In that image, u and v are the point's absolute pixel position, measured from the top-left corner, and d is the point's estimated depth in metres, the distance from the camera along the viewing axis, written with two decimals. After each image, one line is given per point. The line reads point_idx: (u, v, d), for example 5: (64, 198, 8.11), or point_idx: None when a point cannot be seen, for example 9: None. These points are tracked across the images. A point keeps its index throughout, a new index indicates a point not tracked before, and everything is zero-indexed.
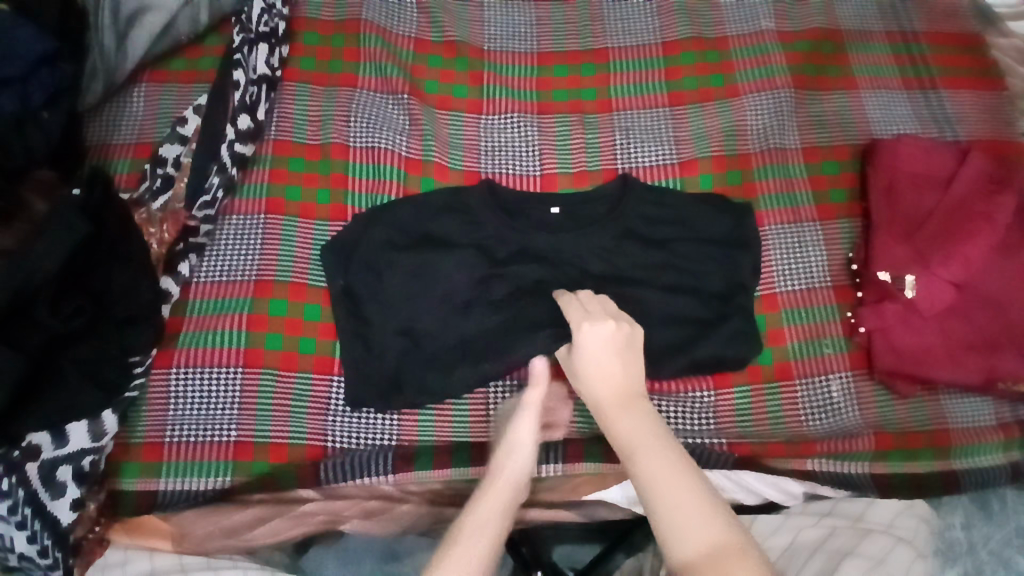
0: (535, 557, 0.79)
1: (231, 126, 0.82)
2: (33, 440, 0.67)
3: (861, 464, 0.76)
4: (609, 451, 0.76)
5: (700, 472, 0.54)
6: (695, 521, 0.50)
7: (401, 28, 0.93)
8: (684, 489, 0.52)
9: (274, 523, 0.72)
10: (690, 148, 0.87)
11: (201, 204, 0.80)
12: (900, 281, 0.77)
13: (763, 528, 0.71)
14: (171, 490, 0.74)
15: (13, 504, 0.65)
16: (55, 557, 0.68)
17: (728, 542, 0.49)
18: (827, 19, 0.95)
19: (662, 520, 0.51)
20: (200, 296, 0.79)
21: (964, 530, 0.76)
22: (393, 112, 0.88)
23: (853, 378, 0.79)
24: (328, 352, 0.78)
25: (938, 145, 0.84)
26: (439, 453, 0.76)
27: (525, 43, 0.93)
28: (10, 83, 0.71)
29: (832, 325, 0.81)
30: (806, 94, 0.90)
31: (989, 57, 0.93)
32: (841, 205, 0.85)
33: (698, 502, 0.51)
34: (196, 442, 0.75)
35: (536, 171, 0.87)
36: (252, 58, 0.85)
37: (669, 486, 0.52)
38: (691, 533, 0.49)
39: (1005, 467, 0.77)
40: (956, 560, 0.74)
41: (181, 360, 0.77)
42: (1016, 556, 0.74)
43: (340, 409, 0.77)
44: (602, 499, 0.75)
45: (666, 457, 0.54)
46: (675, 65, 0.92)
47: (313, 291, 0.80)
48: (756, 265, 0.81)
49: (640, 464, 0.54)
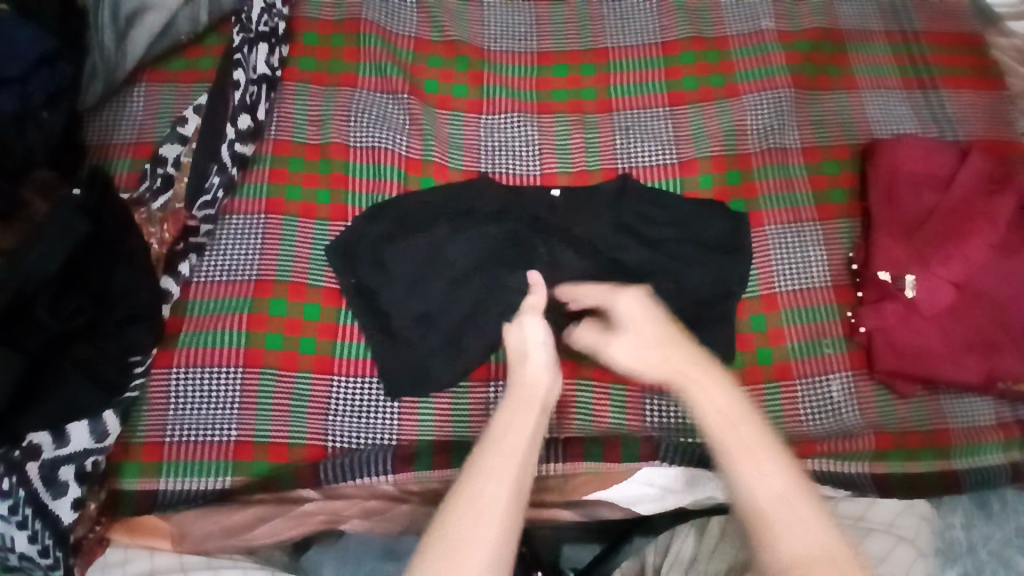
0: (534, 557, 0.80)
1: (231, 126, 0.83)
2: (34, 440, 0.67)
3: (861, 464, 0.76)
4: (609, 450, 0.76)
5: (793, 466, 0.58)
6: (795, 524, 0.54)
7: (401, 28, 0.93)
8: (754, 458, 0.57)
9: (274, 523, 0.73)
10: (690, 148, 0.87)
11: (201, 204, 0.80)
12: (900, 280, 0.77)
13: None
14: (172, 489, 0.74)
15: (13, 504, 0.65)
16: (55, 557, 0.68)
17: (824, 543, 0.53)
18: (827, 18, 0.94)
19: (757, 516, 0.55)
20: (200, 296, 0.79)
21: (964, 530, 0.79)
22: (393, 112, 0.88)
23: (853, 377, 0.79)
24: (328, 351, 0.78)
25: (939, 145, 0.84)
26: (439, 452, 0.76)
27: (524, 43, 0.93)
28: (10, 84, 0.71)
29: (832, 325, 0.80)
30: (807, 93, 0.90)
31: (989, 57, 0.93)
32: (841, 204, 0.85)
33: (771, 470, 0.57)
34: (196, 442, 0.75)
35: (536, 171, 0.87)
36: (252, 57, 0.85)
37: (737, 457, 0.58)
38: (792, 533, 0.53)
39: (1005, 467, 0.77)
40: (955, 561, 0.79)
41: (181, 359, 0.77)
42: (1015, 555, 0.79)
43: (340, 409, 0.77)
44: (602, 499, 0.75)
45: (758, 453, 0.58)
46: (675, 64, 0.92)
47: (313, 290, 0.80)
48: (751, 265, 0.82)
49: (733, 460, 0.58)
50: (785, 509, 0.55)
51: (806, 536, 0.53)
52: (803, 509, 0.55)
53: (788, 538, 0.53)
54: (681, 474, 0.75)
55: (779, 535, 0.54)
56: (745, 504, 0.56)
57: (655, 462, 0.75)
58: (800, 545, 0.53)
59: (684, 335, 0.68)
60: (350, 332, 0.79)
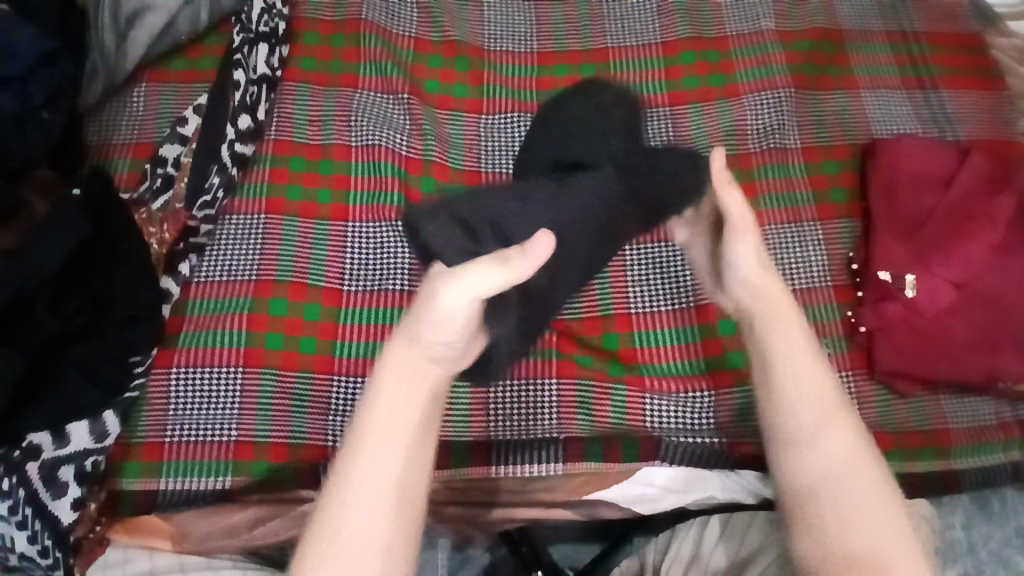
0: (535, 557, 0.81)
1: (231, 126, 0.83)
2: (34, 440, 0.67)
3: None
4: (610, 450, 0.76)
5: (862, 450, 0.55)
6: (854, 514, 0.53)
7: (401, 28, 0.93)
8: (826, 419, 0.55)
9: (274, 523, 0.72)
10: (690, 148, 0.87)
11: (201, 204, 0.80)
12: (900, 280, 0.77)
13: (756, 533, 0.73)
14: (171, 490, 0.74)
15: (14, 504, 0.66)
16: (55, 558, 0.68)
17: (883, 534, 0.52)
18: (826, 18, 0.95)
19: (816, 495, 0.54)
20: (200, 296, 0.79)
21: (964, 530, 0.79)
22: (393, 112, 0.88)
23: (853, 378, 0.79)
24: (328, 351, 0.78)
25: (939, 145, 0.84)
26: (439, 452, 0.76)
27: (524, 43, 0.93)
28: (11, 83, 0.72)
29: (832, 325, 0.80)
30: (806, 93, 0.90)
31: (989, 57, 0.93)
32: (841, 204, 0.85)
33: (837, 433, 0.55)
34: (196, 442, 0.75)
35: None
36: (252, 57, 0.86)
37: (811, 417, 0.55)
38: (847, 520, 0.53)
39: (1006, 466, 0.77)
40: (955, 560, 0.77)
41: (182, 360, 0.77)
42: (1015, 555, 0.78)
43: (339, 409, 0.76)
44: (603, 499, 0.75)
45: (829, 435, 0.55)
46: (675, 65, 0.92)
47: (313, 290, 0.80)
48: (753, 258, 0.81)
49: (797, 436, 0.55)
50: (843, 478, 0.54)
51: (868, 506, 0.53)
52: (866, 478, 0.54)
53: (855, 510, 0.53)
54: (681, 473, 0.75)
55: (839, 501, 0.53)
56: (798, 464, 0.55)
57: (655, 461, 0.75)
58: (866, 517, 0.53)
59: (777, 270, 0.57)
60: (350, 331, 0.79)
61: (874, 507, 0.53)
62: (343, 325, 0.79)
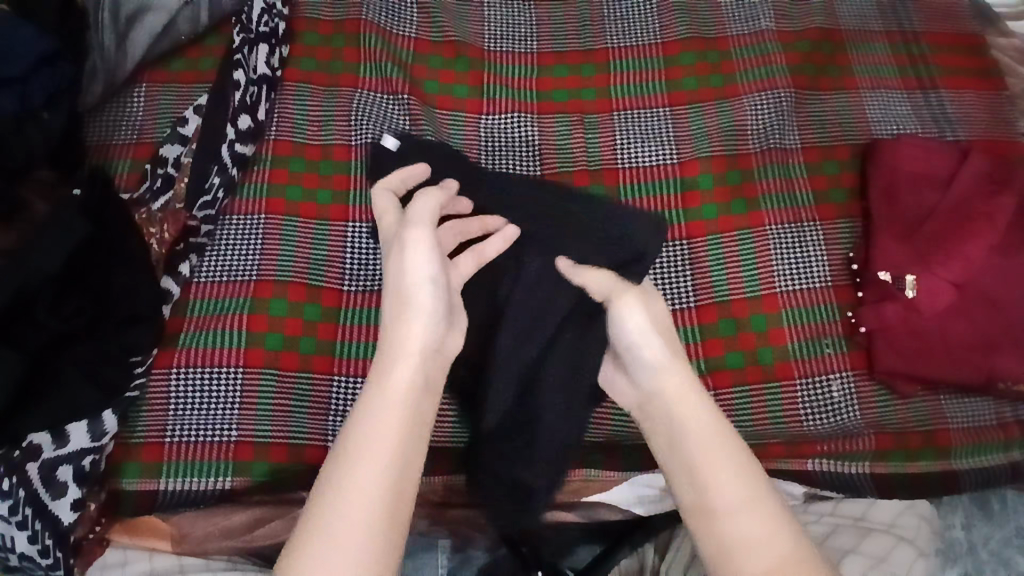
0: (535, 556, 0.80)
1: (231, 126, 0.83)
2: (34, 440, 0.67)
3: (861, 464, 0.77)
4: (610, 458, 0.77)
5: (765, 506, 0.53)
6: (763, 546, 0.51)
7: (401, 28, 0.93)
8: (749, 513, 0.53)
9: (274, 524, 0.74)
10: (690, 148, 0.88)
11: (201, 204, 0.80)
12: (900, 280, 0.77)
13: None
14: (172, 490, 0.74)
15: (14, 504, 0.66)
16: (56, 557, 0.69)
17: (783, 548, 0.51)
18: (826, 19, 0.94)
19: (728, 541, 0.52)
20: (200, 296, 0.79)
21: (963, 530, 0.80)
22: (393, 112, 0.88)
23: (853, 378, 0.79)
24: (328, 352, 0.78)
25: (939, 145, 0.83)
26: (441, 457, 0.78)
27: (525, 43, 0.94)
28: (11, 84, 0.71)
29: (832, 325, 0.80)
30: (806, 94, 0.90)
31: (989, 57, 0.93)
32: (841, 205, 0.85)
33: (753, 518, 0.52)
34: (196, 442, 0.75)
35: (536, 172, 0.87)
36: (252, 58, 0.86)
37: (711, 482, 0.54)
38: (758, 552, 0.51)
39: (1005, 467, 0.77)
40: (956, 561, 0.80)
41: (181, 360, 0.77)
42: (1014, 555, 0.80)
43: (340, 409, 0.77)
44: (603, 501, 0.77)
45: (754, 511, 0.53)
46: (675, 65, 0.92)
47: (313, 290, 0.80)
48: (803, 275, 0.82)
49: (718, 524, 0.53)
50: (758, 542, 0.51)
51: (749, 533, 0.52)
52: (768, 519, 0.52)
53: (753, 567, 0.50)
54: None
55: (742, 559, 0.51)
56: (722, 530, 0.53)
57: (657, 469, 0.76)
58: (713, 546, 0.53)
59: (691, 404, 0.59)
60: (350, 332, 0.79)
61: (747, 543, 0.51)
62: (343, 325, 0.79)
